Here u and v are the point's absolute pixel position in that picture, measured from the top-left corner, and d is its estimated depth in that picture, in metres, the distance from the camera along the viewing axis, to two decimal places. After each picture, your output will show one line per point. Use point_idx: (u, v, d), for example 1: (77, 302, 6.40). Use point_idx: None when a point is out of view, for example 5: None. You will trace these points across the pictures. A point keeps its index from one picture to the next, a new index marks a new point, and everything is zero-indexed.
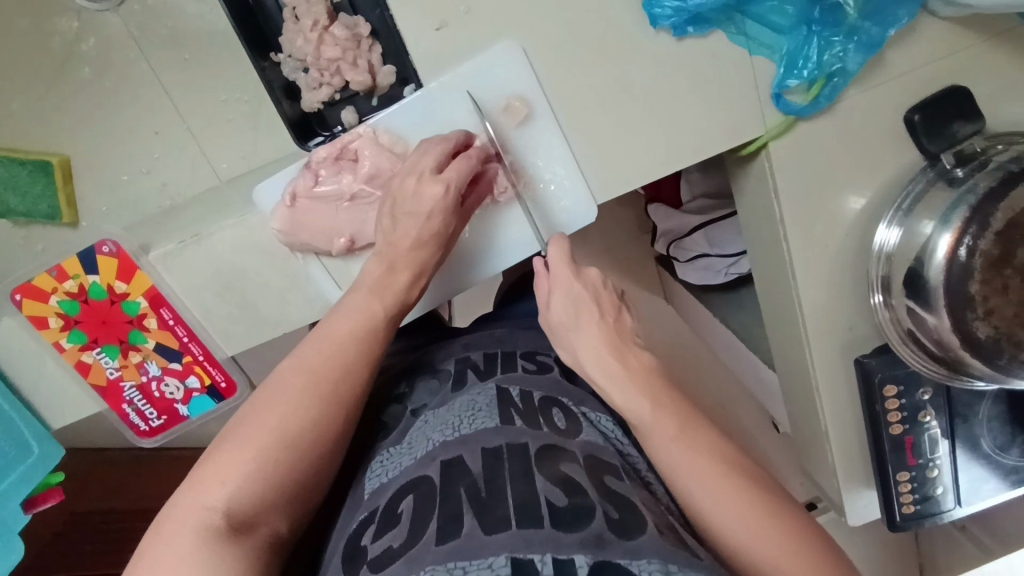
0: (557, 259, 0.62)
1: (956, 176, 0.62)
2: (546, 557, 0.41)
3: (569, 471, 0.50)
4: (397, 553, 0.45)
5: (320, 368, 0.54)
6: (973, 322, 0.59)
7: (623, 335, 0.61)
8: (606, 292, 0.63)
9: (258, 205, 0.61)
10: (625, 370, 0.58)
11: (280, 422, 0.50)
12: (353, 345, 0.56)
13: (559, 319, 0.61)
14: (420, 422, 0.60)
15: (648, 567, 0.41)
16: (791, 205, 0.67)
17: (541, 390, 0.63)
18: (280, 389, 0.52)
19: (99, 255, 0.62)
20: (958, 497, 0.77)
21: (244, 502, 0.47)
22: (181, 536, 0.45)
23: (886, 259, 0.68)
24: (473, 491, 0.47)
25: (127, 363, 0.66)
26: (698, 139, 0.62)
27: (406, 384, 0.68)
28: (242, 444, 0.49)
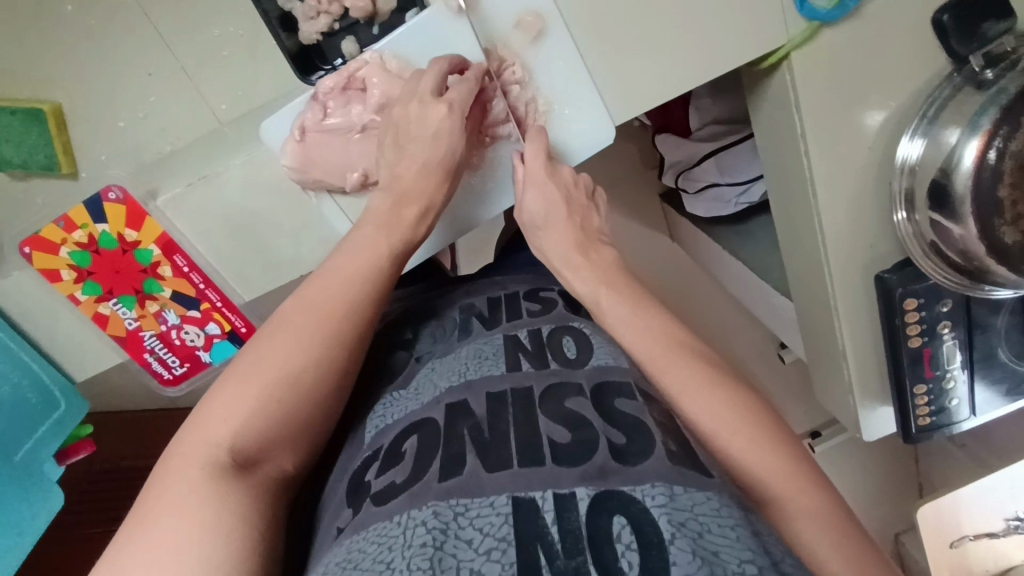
0: (534, 158, 0.62)
1: (985, 78, 0.61)
2: (547, 495, 0.41)
3: (573, 407, 0.48)
4: (399, 489, 0.44)
5: (322, 301, 0.51)
6: (1000, 228, 0.60)
7: (589, 233, 0.64)
8: (578, 191, 0.65)
9: (265, 142, 0.59)
10: (586, 262, 0.62)
11: (282, 359, 0.48)
12: (358, 281, 0.52)
13: (531, 215, 0.63)
14: (426, 368, 0.58)
15: (653, 492, 0.40)
16: (813, 118, 0.65)
17: (551, 324, 0.61)
18: (286, 325, 0.49)
19: (105, 202, 0.60)
20: (972, 407, 0.79)
21: (247, 440, 0.45)
22: (186, 470, 0.42)
23: (909, 172, 0.66)
24: (478, 438, 0.47)
25: (145, 313, 0.65)
26: (719, 51, 0.60)
27: (412, 327, 0.67)
28: (247, 378, 0.47)
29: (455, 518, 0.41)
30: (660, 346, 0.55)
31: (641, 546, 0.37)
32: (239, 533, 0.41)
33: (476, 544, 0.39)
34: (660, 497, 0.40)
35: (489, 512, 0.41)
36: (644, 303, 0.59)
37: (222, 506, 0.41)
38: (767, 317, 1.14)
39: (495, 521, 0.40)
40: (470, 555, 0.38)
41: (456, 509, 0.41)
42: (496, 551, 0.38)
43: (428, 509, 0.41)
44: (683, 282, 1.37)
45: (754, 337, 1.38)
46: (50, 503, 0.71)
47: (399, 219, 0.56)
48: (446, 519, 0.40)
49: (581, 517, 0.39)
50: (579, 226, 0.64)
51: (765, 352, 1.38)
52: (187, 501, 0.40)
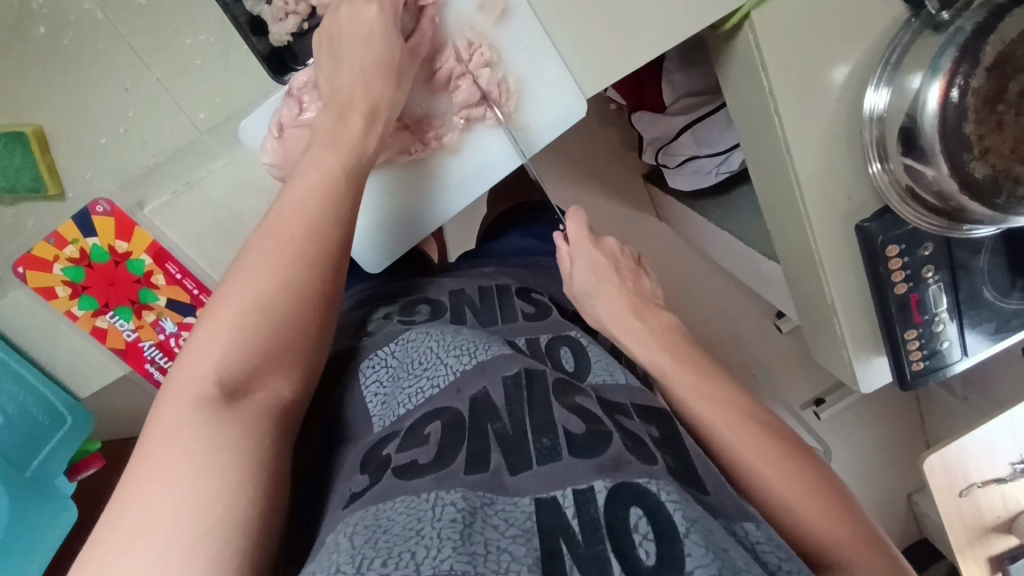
0: (580, 237, 0.67)
1: (942, 20, 0.62)
2: (567, 492, 0.41)
3: (583, 402, 0.49)
4: (424, 469, 0.43)
5: (283, 233, 0.51)
6: (970, 163, 0.62)
7: (644, 298, 0.67)
8: (624, 258, 0.69)
9: (246, 142, 0.60)
10: (646, 327, 0.63)
11: (250, 293, 0.48)
12: (316, 203, 0.53)
13: (581, 287, 0.67)
14: (419, 334, 0.58)
15: (667, 488, 0.41)
16: (780, 75, 0.66)
17: (549, 332, 0.62)
18: (249, 260, 0.50)
19: (94, 216, 0.61)
20: (964, 348, 0.80)
21: (232, 367, 0.46)
22: (176, 408, 0.43)
23: (878, 121, 0.67)
24: (501, 429, 0.47)
25: (142, 323, 0.66)
26: (679, 16, 0.61)
27: (401, 303, 0.67)
28: (220, 313, 0.47)
29: (483, 506, 0.41)
30: (709, 399, 0.56)
31: (656, 536, 0.39)
32: (234, 453, 0.42)
33: (502, 530, 0.39)
34: (676, 494, 0.41)
35: (513, 508, 0.41)
36: (689, 355, 0.60)
37: (217, 433, 0.42)
38: (758, 284, 1.15)
39: (520, 515, 0.41)
40: (497, 536, 0.39)
41: (484, 499, 0.41)
42: (521, 538, 0.39)
43: (456, 493, 0.41)
44: (673, 260, 1.38)
45: (748, 307, 1.39)
46: (65, 518, 0.74)
47: None
48: (474, 504, 0.40)
49: (600, 509, 0.40)
50: (632, 290, 0.66)
51: (761, 322, 1.39)
52: (180, 434, 0.41)
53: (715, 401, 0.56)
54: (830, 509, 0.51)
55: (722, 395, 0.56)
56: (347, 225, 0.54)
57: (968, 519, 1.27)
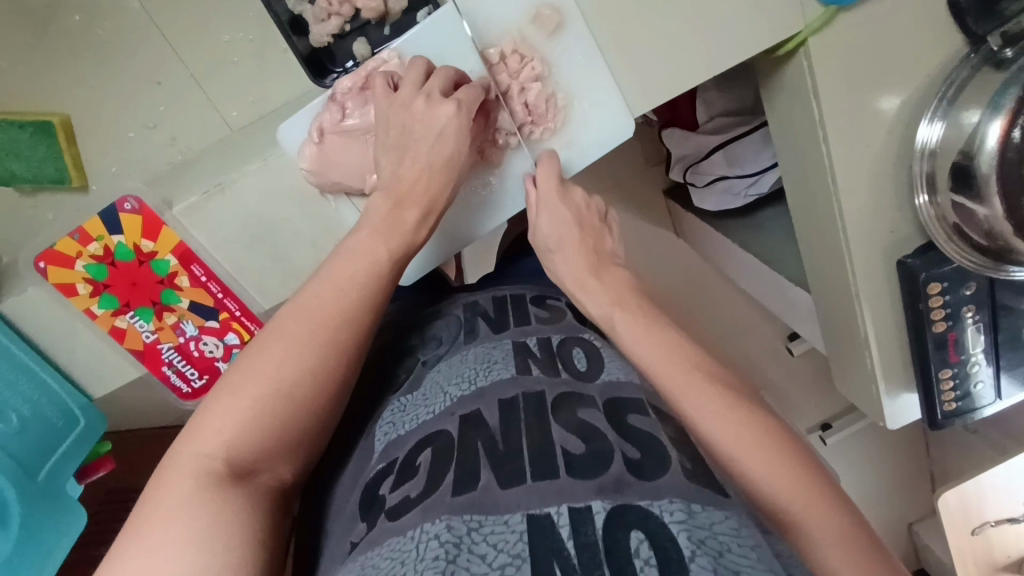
0: (545, 180, 0.61)
1: (1005, 57, 0.60)
2: (562, 510, 0.38)
3: (586, 417, 0.46)
4: (413, 503, 0.41)
5: (322, 314, 0.49)
6: None
7: (602, 255, 0.63)
8: (589, 214, 0.63)
9: (283, 146, 0.58)
10: (599, 282, 0.60)
11: (278, 369, 0.46)
12: (354, 292, 0.51)
13: (544, 236, 0.62)
14: (432, 372, 0.57)
15: (671, 508, 0.38)
16: (833, 104, 0.64)
17: (559, 336, 0.59)
18: (278, 336, 0.48)
19: (121, 213, 0.59)
20: (998, 391, 0.78)
21: (241, 449, 0.44)
22: (179, 485, 0.41)
23: (929, 155, 0.66)
24: (492, 447, 0.44)
25: (163, 325, 0.64)
26: (737, 41, 0.59)
27: (424, 328, 0.65)
28: (239, 389, 0.45)
29: (469, 532, 0.38)
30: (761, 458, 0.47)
31: (659, 563, 0.35)
32: (237, 547, 0.39)
33: (490, 560, 0.36)
34: (679, 513, 0.38)
35: (503, 528, 0.38)
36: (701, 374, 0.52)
37: (215, 518, 0.40)
38: (780, 308, 1.12)
39: (510, 537, 0.37)
40: (483, 569, 0.35)
41: (469, 524, 0.38)
42: (511, 566, 0.35)
43: (441, 522, 0.38)
44: (691, 278, 1.36)
45: (764, 330, 1.37)
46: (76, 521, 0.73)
47: (402, 220, 0.55)
48: (459, 533, 0.38)
49: (597, 531, 0.37)
50: (591, 248, 0.62)
51: (775, 345, 1.37)
52: (176, 519, 0.39)
53: (765, 458, 0.46)
54: (771, 447, 0.47)
55: (774, 443, 0.47)
56: (379, 314, 0.52)
57: (979, 556, 1.25)
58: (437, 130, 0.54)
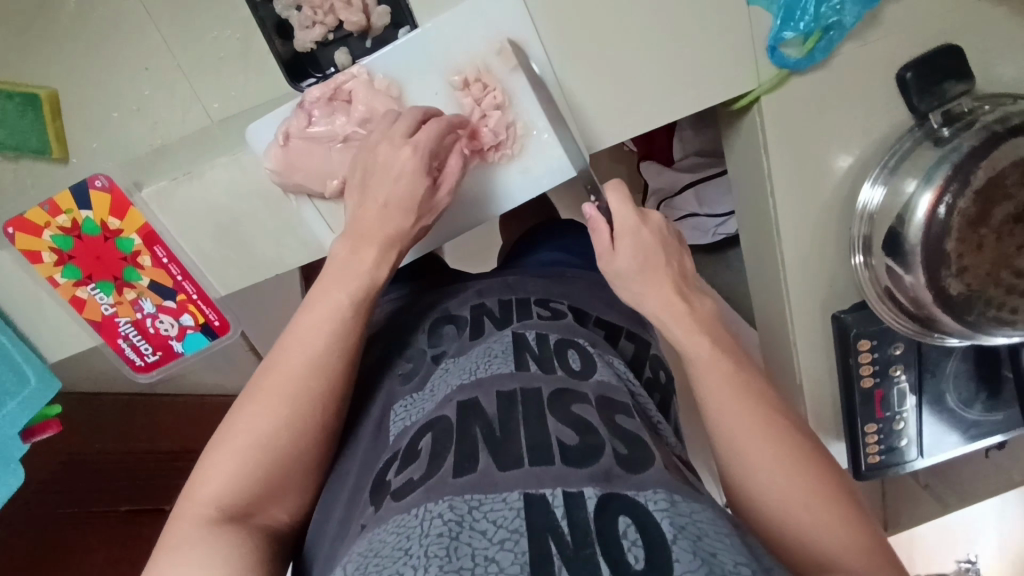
0: (619, 207, 0.57)
1: (942, 136, 0.64)
2: (557, 491, 0.39)
3: (581, 413, 0.46)
4: (416, 484, 0.42)
5: (289, 366, 0.51)
6: (946, 278, 0.62)
7: (686, 281, 0.58)
8: (669, 236, 0.59)
9: (252, 144, 0.61)
10: (689, 313, 0.55)
11: (252, 423, 0.49)
12: (316, 338, 0.52)
13: (622, 266, 0.56)
14: (442, 369, 0.55)
15: (654, 497, 0.39)
16: (780, 161, 0.67)
17: (556, 332, 0.56)
18: (255, 394, 0.50)
19: (91, 190, 0.62)
20: (921, 449, 0.81)
21: (233, 496, 0.47)
22: (187, 535, 0.44)
23: (868, 218, 0.69)
24: (489, 433, 0.44)
25: (122, 300, 0.67)
26: (691, 92, 0.63)
27: (429, 319, 0.62)
28: (227, 445, 0.48)
29: (470, 511, 0.38)
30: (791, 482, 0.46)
31: (646, 543, 0.36)
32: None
33: (490, 535, 0.37)
34: (663, 502, 0.39)
35: (501, 505, 0.38)
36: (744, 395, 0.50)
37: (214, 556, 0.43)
38: None
39: (508, 514, 0.38)
40: (484, 544, 0.36)
41: (469, 503, 0.39)
42: (509, 541, 0.36)
43: (444, 502, 0.39)
44: None
45: None
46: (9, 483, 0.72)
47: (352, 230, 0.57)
48: (461, 512, 0.38)
49: (590, 515, 0.37)
50: (675, 271, 0.57)
51: None
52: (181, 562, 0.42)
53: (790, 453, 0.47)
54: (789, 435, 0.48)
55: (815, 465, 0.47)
56: (350, 355, 0.53)
57: None
58: (394, 173, 0.55)
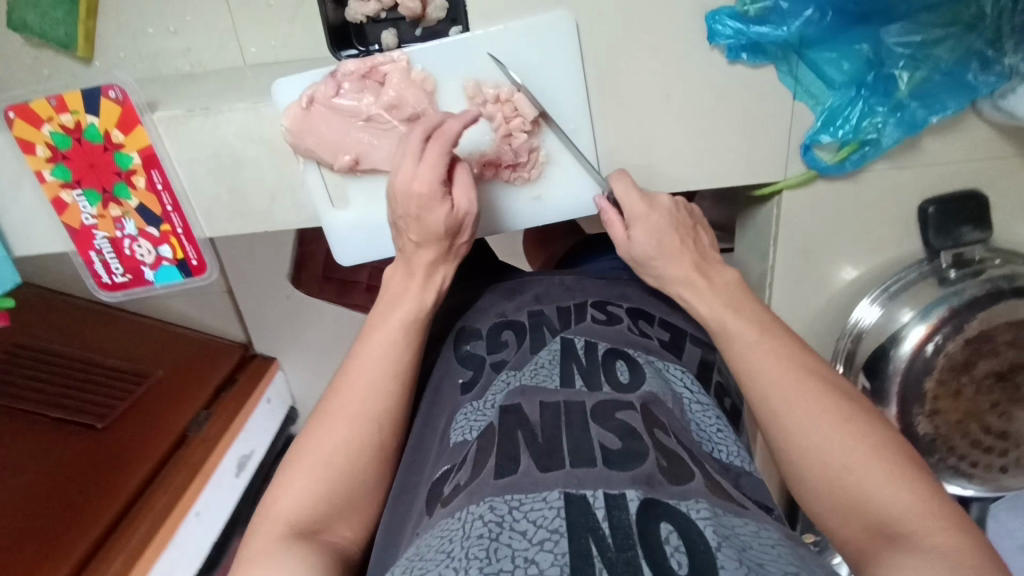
0: (626, 193, 0.55)
1: (948, 277, 0.63)
2: (598, 493, 0.35)
3: (625, 418, 0.41)
4: (460, 489, 0.38)
5: (355, 389, 0.49)
6: (917, 417, 0.62)
7: (707, 258, 0.56)
8: (681, 214, 0.57)
9: (275, 97, 0.59)
10: (709, 284, 0.53)
11: (321, 446, 0.47)
12: (383, 363, 0.50)
13: (640, 250, 0.55)
14: (498, 379, 0.49)
15: (697, 506, 0.34)
16: (786, 256, 0.67)
17: (606, 342, 0.50)
18: (323, 417, 0.49)
19: (103, 98, 0.60)
20: None
21: (305, 516, 0.44)
22: (260, 553, 0.42)
23: (855, 335, 0.68)
24: (532, 435, 0.40)
25: (105, 214, 0.66)
26: (716, 166, 0.62)
27: (487, 321, 0.56)
28: (298, 467, 0.46)
29: (511, 511, 0.34)
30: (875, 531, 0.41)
31: (689, 550, 0.31)
32: None
33: (529, 535, 0.32)
34: (705, 511, 0.34)
35: (542, 504, 0.34)
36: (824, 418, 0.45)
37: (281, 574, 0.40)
38: None
39: (548, 513, 0.34)
40: (524, 545, 0.32)
41: (510, 503, 0.35)
42: (549, 542, 0.32)
43: (484, 504, 0.35)
44: None
45: None
46: None
47: None
48: (500, 513, 0.34)
49: (632, 517, 0.33)
50: (692, 247, 0.56)
51: None
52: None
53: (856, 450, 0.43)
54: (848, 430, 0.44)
55: (893, 473, 0.41)
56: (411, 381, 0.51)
57: None
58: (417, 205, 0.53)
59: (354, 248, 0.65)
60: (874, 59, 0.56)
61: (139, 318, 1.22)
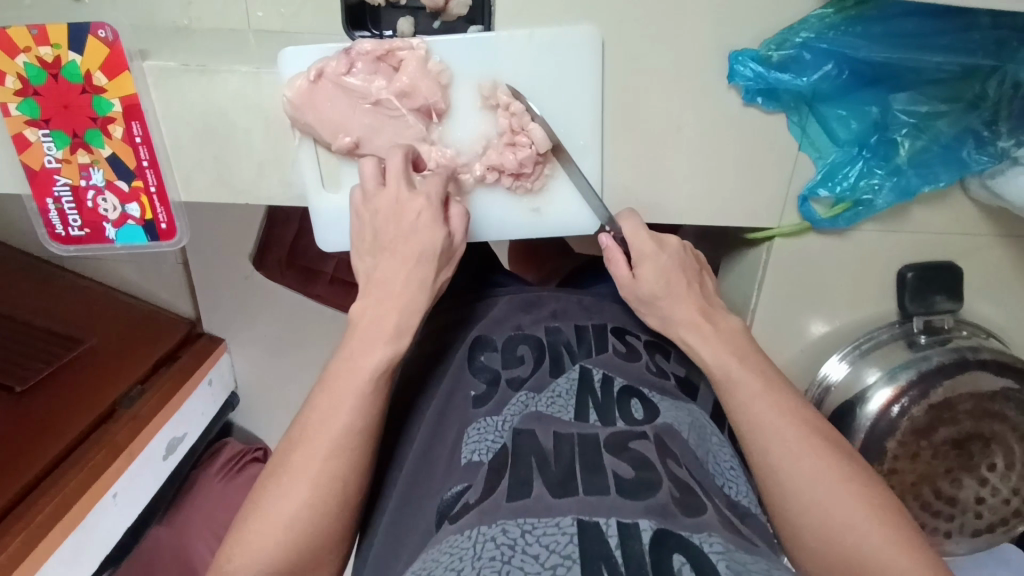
0: (635, 233, 0.55)
1: (918, 341, 0.65)
2: (610, 521, 0.34)
3: (638, 448, 0.41)
4: (470, 507, 0.38)
5: (326, 418, 0.46)
6: (876, 474, 0.63)
7: (712, 303, 0.56)
8: (691, 258, 0.57)
9: (280, 65, 0.57)
10: (708, 327, 0.53)
11: (293, 480, 0.45)
12: (357, 390, 0.47)
13: (647, 290, 0.55)
14: (515, 395, 0.48)
15: (710, 539, 0.34)
16: (769, 302, 0.68)
17: (622, 377, 0.50)
18: (296, 448, 0.46)
19: (91, 36, 0.56)
20: None
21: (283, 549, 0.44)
22: None
23: (824, 387, 0.70)
24: (545, 460, 0.39)
25: (71, 160, 0.61)
26: (715, 204, 0.63)
27: (504, 332, 0.55)
28: (270, 502, 0.45)
29: (523, 535, 0.33)
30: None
31: None
32: None
33: (542, 559, 0.32)
34: (718, 544, 0.33)
35: (553, 530, 0.34)
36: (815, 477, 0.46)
37: None
38: None
39: (561, 538, 0.33)
40: (536, 569, 0.31)
41: (522, 526, 0.34)
42: (562, 567, 0.31)
43: (496, 525, 0.34)
44: None
45: None
46: None
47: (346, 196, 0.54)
48: (513, 535, 0.33)
49: (644, 546, 0.32)
50: (700, 293, 0.55)
51: None
52: None
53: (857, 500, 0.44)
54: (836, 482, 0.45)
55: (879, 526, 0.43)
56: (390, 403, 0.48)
57: None
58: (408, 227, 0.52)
59: (341, 236, 0.62)
60: (879, 122, 0.58)
61: (84, 281, 1.14)
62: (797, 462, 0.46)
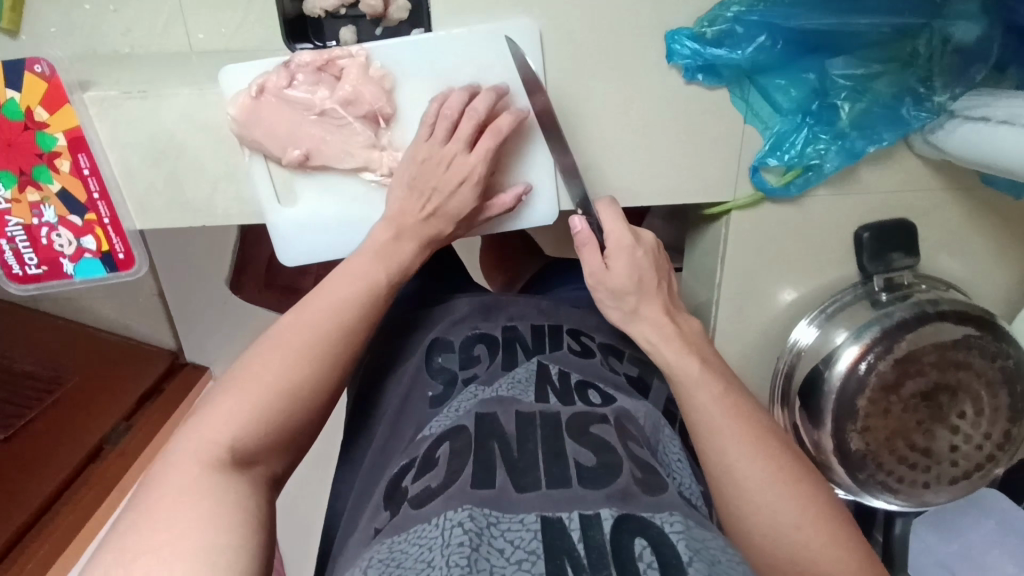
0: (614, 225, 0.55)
1: (880, 298, 0.67)
2: (573, 514, 0.34)
3: (599, 433, 0.42)
4: (436, 492, 0.37)
5: (287, 345, 0.46)
6: (850, 433, 0.64)
7: (674, 303, 0.56)
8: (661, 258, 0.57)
9: (221, 83, 0.57)
10: (656, 318, 0.54)
11: (249, 397, 0.43)
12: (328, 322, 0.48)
13: (618, 283, 0.54)
14: (465, 390, 0.48)
15: (671, 520, 0.35)
16: (733, 274, 0.69)
17: (578, 372, 0.51)
18: (247, 372, 0.44)
19: (27, 72, 0.56)
20: None
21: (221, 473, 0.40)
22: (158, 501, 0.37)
23: (795, 353, 0.70)
24: (508, 451, 0.40)
25: (20, 199, 0.60)
26: (667, 183, 0.64)
27: (460, 333, 0.55)
28: (209, 419, 0.42)
29: (489, 527, 0.34)
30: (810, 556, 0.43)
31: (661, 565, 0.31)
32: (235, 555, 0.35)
33: (507, 554, 0.32)
34: (678, 524, 0.34)
35: (519, 526, 0.34)
36: (772, 444, 0.47)
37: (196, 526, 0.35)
38: None
39: (525, 535, 0.33)
40: (502, 563, 0.31)
41: (488, 518, 0.34)
42: (527, 563, 0.31)
43: (464, 511, 0.34)
44: None
45: None
46: None
47: None
48: (480, 525, 0.33)
49: (606, 536, 0.33)
50: (666, 292, 0.56)
51: None
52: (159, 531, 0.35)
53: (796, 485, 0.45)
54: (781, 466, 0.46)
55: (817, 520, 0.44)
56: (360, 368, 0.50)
57: None
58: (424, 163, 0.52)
59: (305, 248, 0.62)
60: (819, 88, 0.59)
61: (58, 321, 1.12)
62: (747, 443, 0.46)
